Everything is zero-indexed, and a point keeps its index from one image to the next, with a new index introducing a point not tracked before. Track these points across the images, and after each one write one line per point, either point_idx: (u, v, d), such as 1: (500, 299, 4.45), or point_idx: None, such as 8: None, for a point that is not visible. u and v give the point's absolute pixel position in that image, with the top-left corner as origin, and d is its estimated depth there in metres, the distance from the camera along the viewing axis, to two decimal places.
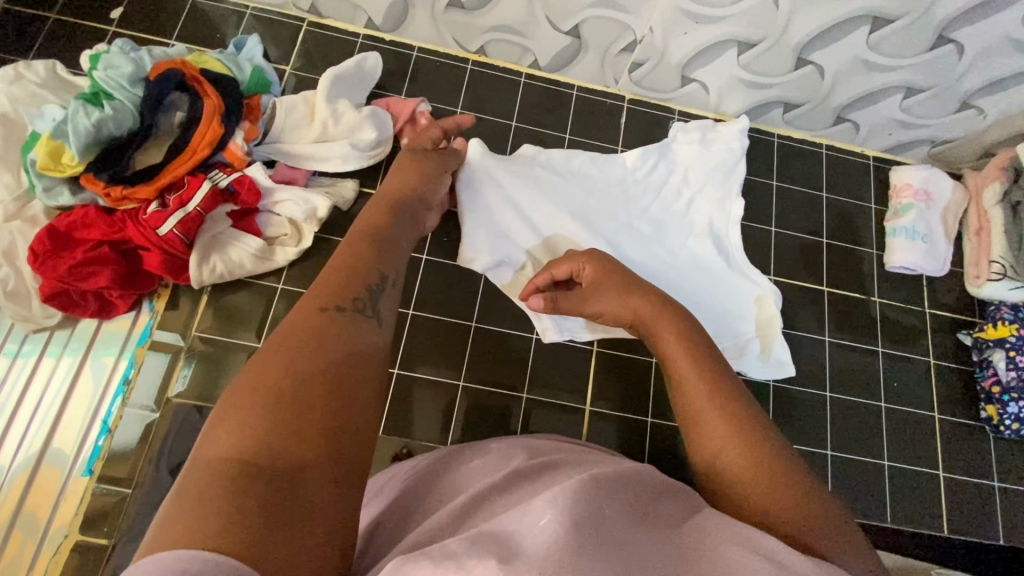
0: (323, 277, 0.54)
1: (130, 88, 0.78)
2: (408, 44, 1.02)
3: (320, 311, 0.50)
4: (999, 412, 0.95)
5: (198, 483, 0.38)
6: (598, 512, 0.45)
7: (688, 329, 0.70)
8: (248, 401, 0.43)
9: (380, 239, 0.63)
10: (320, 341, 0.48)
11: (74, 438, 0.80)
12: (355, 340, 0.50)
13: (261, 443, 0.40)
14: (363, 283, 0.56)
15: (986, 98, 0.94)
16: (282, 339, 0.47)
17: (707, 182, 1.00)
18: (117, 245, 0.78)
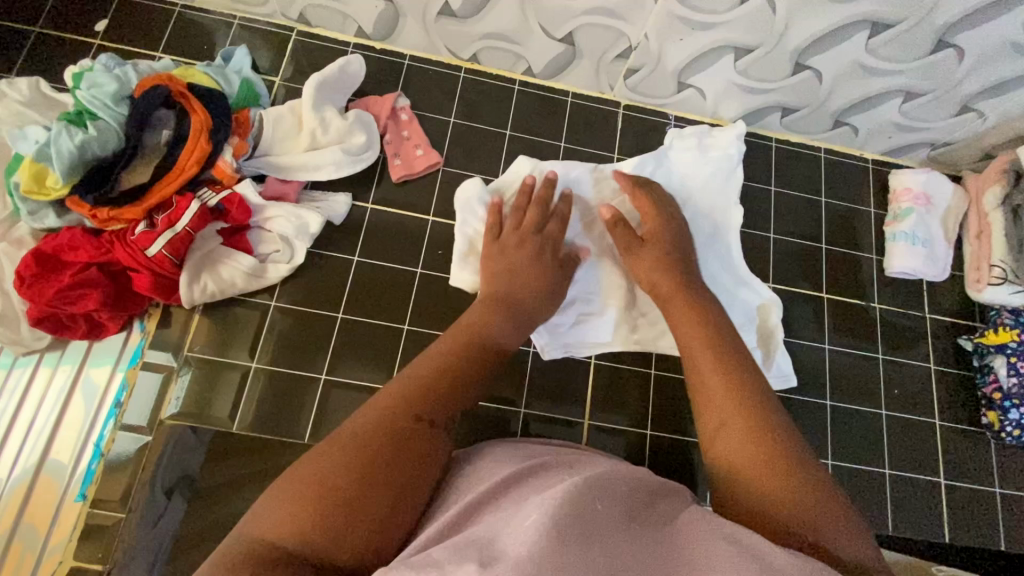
0: (428, 374, 0.64)
1: (115, 107, 0.77)
2: (400, 53, 1.00)
3: (408, 420, 0.59)
4: (1000, 418, 0.94)
5: (237, 560, 0.49)
6: (586, 510, 0.49)
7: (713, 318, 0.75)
8: (308, 496, 0.52)
9: (478, 345, 0.70)
10: (397, 446, 0.57)
11: (67, 463, 0.79)
12: (422, 455, 0.59)
13: (306, 537, 0.51)
14: (458, 396, 0.65)
15: (986, 101, 0.93)
16: (365, 434, 0.57)
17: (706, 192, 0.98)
18: (105, 266, 0.77)
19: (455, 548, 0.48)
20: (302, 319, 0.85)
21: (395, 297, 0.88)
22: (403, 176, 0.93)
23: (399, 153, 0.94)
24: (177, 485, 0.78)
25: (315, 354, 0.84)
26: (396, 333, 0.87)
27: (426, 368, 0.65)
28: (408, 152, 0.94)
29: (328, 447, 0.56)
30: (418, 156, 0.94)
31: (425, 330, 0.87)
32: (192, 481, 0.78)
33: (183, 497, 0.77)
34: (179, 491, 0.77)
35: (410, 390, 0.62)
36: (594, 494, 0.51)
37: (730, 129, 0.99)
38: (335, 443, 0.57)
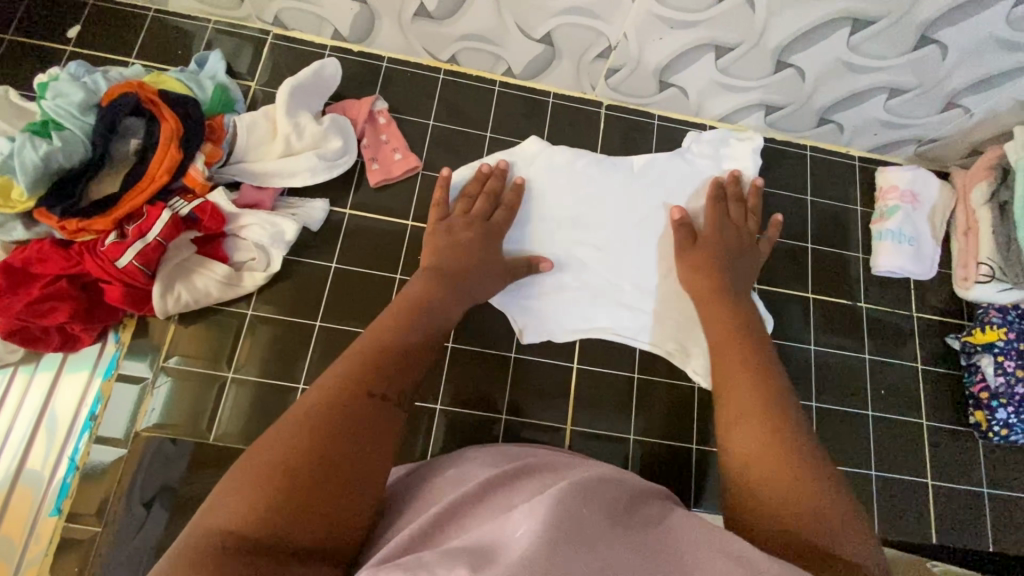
0: (382, 352, 0.64)
1: (81, 117, 0.76)
2: (377, 55, 0.99)
3: (361, 396, 0.58)
4: (987, 418, 0.93)
5: (199, 549, 0.46)
6: (578, 517, 0.46)
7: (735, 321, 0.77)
8: (258, 477, 0.51)
9: (424, 320, 0.72)
10: (351, 422, 0.56)
11: (41, 477, 0.78)
12: (378, 429, 0.58)
13: (257, 518, 0.49)
14: (411, 371, 0.65)
15: (972, 97, 0.92)
16: (316, 411, 0.56)
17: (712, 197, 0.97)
18: (75, 278, 0.76)
19: (447, 552, 0.45)
20: (279, 328, 0.84)
21: (375, 304, 0.87)
22: (381, 181, 0.92)
23: (377, 157, 0.93)
24: (157, 497, 0.77)
25: (294, 364, 0.84)
26: None
27: (375, 344, 0.65)
28: (387, 156, 0.93)
29: (280, 429, 0.55)
30: (397, 160, 0.93)
31: None
32: (172, 492, 0.78)
33: (163, 508, 0.77)
34: (159, 502, 0.77)
35: (361, 368, 0.61)
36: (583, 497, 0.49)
37: (746, 140, 1.00)
38: (286, 424, 0.55)
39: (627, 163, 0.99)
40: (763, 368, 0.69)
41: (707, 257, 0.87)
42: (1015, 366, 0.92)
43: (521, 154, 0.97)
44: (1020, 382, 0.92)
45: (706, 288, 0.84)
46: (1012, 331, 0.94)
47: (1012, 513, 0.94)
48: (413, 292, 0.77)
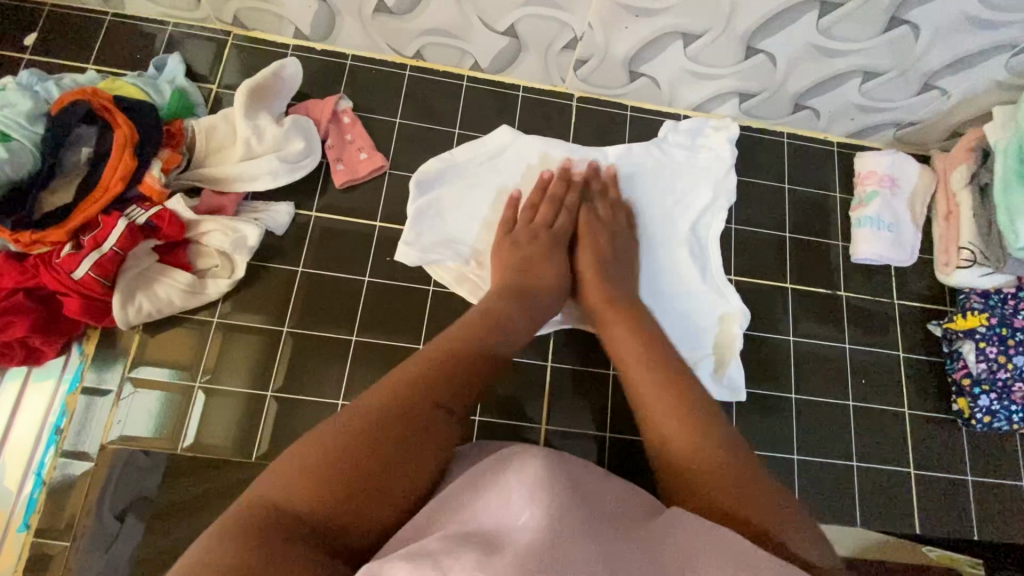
0: (449, 362, 0.63)
1: (29, 126, 0.75)
2: (342, 53, 0.97)
3: (428, 405, 0.58)
4: (970, 405, 0.92)
5: (251, 520, 0.48)
6: (571, 505, 0.50)
7: (642, 327, 0.77)
8: (317, 465, 0.52)
9: (496, 332, 0.71)
10: (415, 431, 0.56)
11: (8, 492, 0.78)
12: (439, 441, 0.58)
13: (313, 506, 0.50)
14: (478, 380, 0.64)
15: (949, 78, 0.89)
16: (383, 410, 0.56)
17: (703, 186, 0.96)
18: (33, 291, 0.76)
19: (453, 540, 0.46)
20: (247, 335, 0.84)
21: (342, 309, 0.87)
22: (346, 182, 0.90)
23: (342, 158, 0.91)
24: (129, 508, 0.77)
25: (266, 371, 0.84)
26: (345, 344, 0.86)
27: (443, 349, 0.65)
28: (352, 156, 0.92)
29: (340, 421, 0.55)
30: (362, 160, 0.91)
31: (373, 338, 0.86)
32: (145, 503, 0.77)
33: (136, 519, 0.76)
34: (132, 514, 0.76)
35: (433, 375, 0.61)
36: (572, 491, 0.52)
37: (721, 131, 0.98)
38: (350, 416, 0.55)
39: (600, 155, 0.96)
40: (676, 369, 0.70)
41: (595, 276, 0.83)
42: (998, 352, 0.90)
43: (491, 144, 0.94)
44: (1003, 368, 0.90)
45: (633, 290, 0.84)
46: (994, 317, 0.92)
47: (996, 500, 0.93)
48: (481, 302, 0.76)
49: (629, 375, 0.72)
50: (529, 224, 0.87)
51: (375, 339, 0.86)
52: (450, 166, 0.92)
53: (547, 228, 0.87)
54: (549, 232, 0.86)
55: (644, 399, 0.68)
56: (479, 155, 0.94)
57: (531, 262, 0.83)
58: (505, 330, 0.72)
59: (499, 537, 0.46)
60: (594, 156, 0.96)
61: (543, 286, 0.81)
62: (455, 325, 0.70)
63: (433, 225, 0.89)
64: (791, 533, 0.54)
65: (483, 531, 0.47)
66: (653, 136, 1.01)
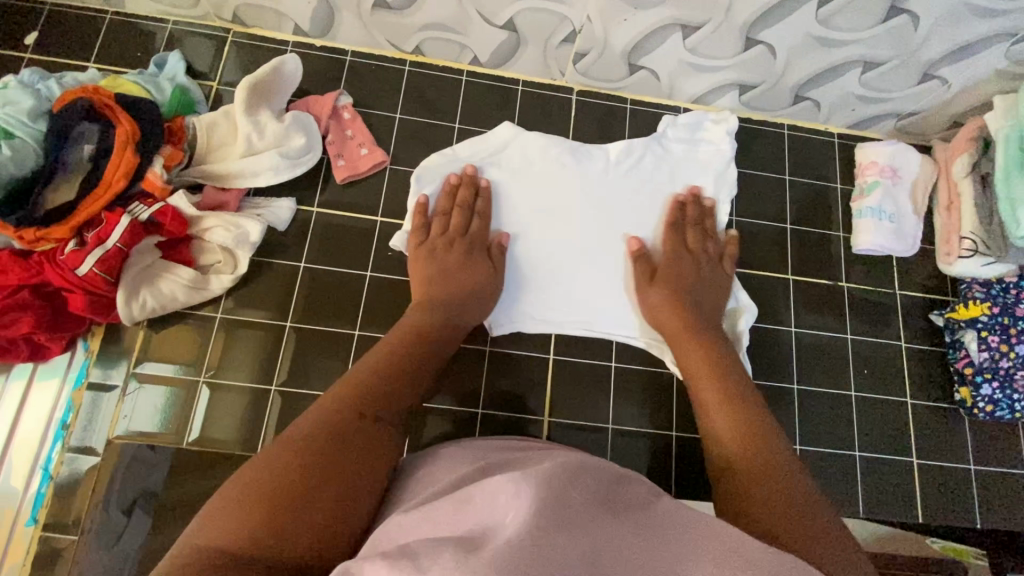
0: (369, 378, 0.67)
1: (32, 124, 0.75)
2: (341, 49, 0.97)
3: (351, 418, 0.61)
4: (972, 394, 0.92)
5: (182, 564, 0.49)
6: (563, 499, 0.46)
7: (715, 353, 0.79)
8: (252, 495, 0.53)
9: (420, 346, 0.75)
10: (345, 444, 0.59)
11: (15, 487, 0.79)
12: (373, 448, 0.61)
13: (253, 533, 0.51)
14: (401, 388, 0.69)
15: (949, 67, 0.89)
16: (311, 430, 0.59)
17: (698, 181, 0.97)
18: (37, 287, 0.76)
19: (436, 539, 0.45)
20: (251, 329, 0.85)
21: (344, 303, 0.87)
22: (348, 178, 0.91)
23: (343, 153, 0.92)
24: (136, 503, 0.78)
25: (269, 365, 0.84)
26: (348, 338, 0.86)
27: (366, 368, 0.69)
28: (353, 152, 0.92)
29: (269, 452, 0.57)
30: (363, 156, 0.92)
31: (376, 332, 0.87)
32: (152, 498, 0.78)
33: (144, 513, 0.77)
34: (139, 508, 0.77)
35: (354, 393, 0.64)
36: (569, 481, 0.49)
37: (722, 122, 0.98)
38: (276, 445, 0.58)
39: (600, 150, 0.96)
40: (742, 392, 0.73)
41: (664, 301, 0.86)
42: (999, 341, 0.91)
43: (493, 140, 0.94)
44: (1005, 357, 0.90)
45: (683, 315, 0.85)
46: (996, 305, 0.92)
47: (999, 489, 0.93)
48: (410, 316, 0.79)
49: (698, 392, 0.76)
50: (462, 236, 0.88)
51: (378, 334, 0.87)
52: (452, 162, 0.93)
53: (476, 243, 0.88)
54: (467, 244, 0.87)
55: (710, 412, 0.73)
56: (481, 152, 0.94)
57: (452, 272, 0.85)
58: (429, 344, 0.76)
59: (484, 535, 0.44)
60: (594, 152, 0.96)
61: (480, 286, 0.85)
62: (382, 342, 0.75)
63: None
64: (822, 551, 0.54)
65: (469, 530, 0.45)
66: (653, 130, 1.01)
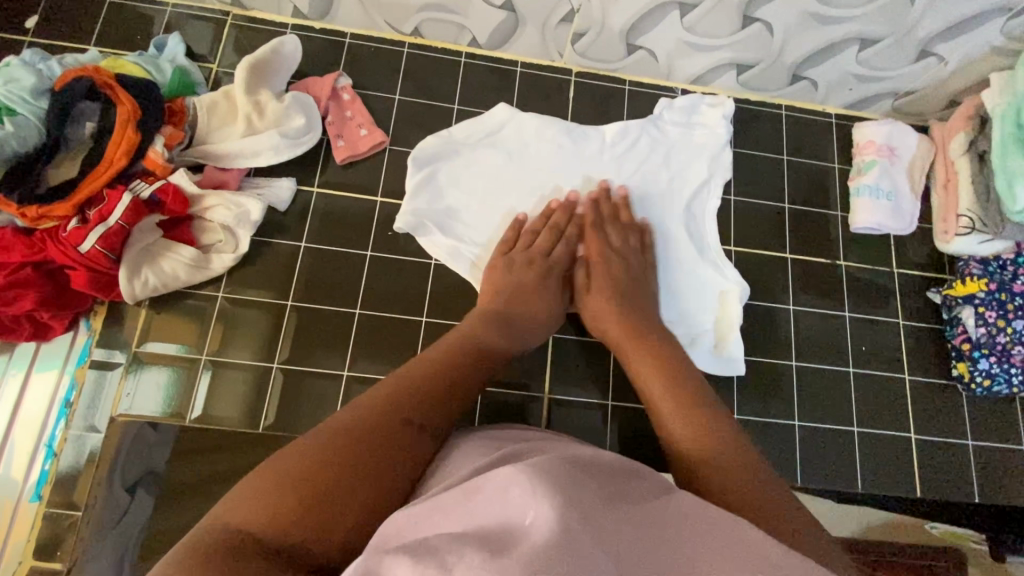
0: (419, 382, 0.64)
1: (33, 101, 0.76)
2: (341, 31, 0.97)
3: (400, 422, 0.59)
4: (970, 368, 0.92)
5: (212, 541, 0.48)
6: (571, 488, 0.46)
7: (664, 353, 0.76)
8: (285, 478, 0.52)
9: (472, 355, 0.71)
10: (388, 447, 0.57)
11: (20, 464, 0.79)
12: (414, 454, 0.59)
13: (281, 517, 0.50)
14: (452, 396, 0.66)
15: (945, 44, 0.90)
16: (355, 428, 0.57)
17: (694, 162, 0.97)
18: (40, 265, 0.77)
19: (454, 536, 0.44)
20: (251, 308, 0.85)
21: (345, 282, 0.88)
22: (347, 158, 0.91)
23: (342, 134, 0.92)
24: (140, 481, 0.78)
25: (271, 344, 0.85)
26: (349, 317, 0.87)
27: (416, 371, 0.66)
28: (352, 133, 0.92)
29: (312, 438, 0.56)
30: (362, 136, 0.92)
31: (376, 312, 0.87)
32: (155, 476, 0.79)
33: (147, 492, 0.78)
34: (143, 487, 0.78)
35: (405, 397, 0.62)
36: (577, 472, 0.49)
37: (717, 106, 0.99)
38: (326, 433, 0.56)
39: (597, 132, 0.97)
40: (691, 384, 0.70)
41: (609, 303, 0.82)
42: (996, 316, 0.91)
43: (489, 122, 0.95)
44: (1003, 333, 0.90)
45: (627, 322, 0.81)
46: (993, 282, 0.92)
47: (996, 463, 0.94)
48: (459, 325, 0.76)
49: (649, 397, 0.72)
50: (526, 250, 0.86)
51: (379, 312, 0.87)
52: (447, 143, 0.93)
53: (546, 260, 0.86)
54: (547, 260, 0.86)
55: (667, 421, 0.68)
56: (476, 133, 0.94)
57: (526, 291, 0.83)
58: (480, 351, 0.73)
59: (506, 534, 0.43)
60: (591, 134, 0.97)
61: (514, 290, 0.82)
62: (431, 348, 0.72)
63: (430, 200, 0.90)
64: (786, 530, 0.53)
65: (486, 527, 0.44)
66: (650, 112, 1.02)
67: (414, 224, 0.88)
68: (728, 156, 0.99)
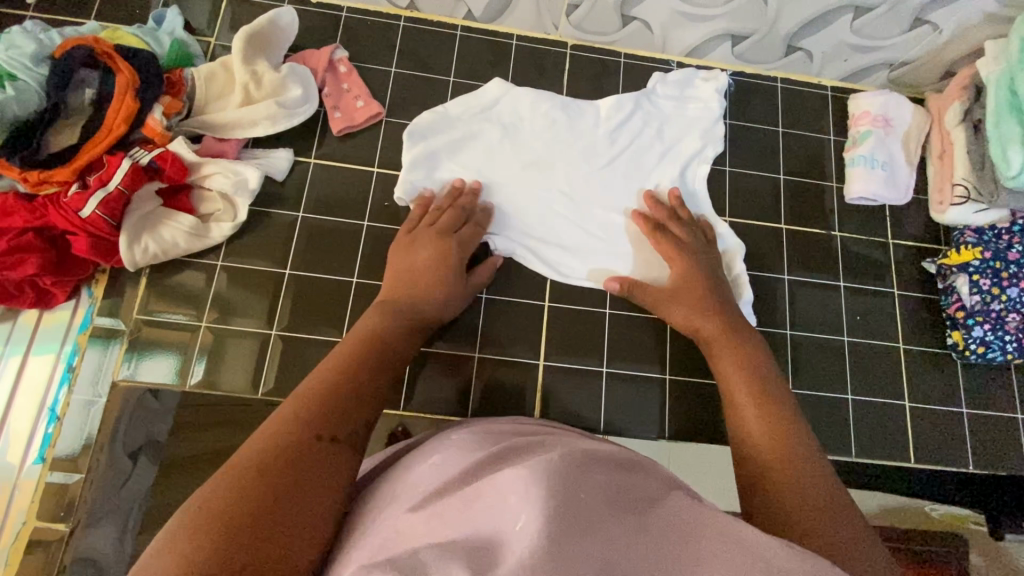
0: (324, 395, 0.60)
1: (33, 67, 0.77)
2: (338, 5, 0.98)
3: (310, 436, 0.55)
4: (964, 337, 0.93)
5: None
6: (571, 501, 0.45)
7: (750, 358, 0.76)
8: (199, 528, 0.45)
9: (377, 355, 0.68)
10: (305, 469, 0.52)
11: (24, 429, 0.81)
12: (335, 469, 0.54)
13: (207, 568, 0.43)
14: (365, 403, 0.62)
15: (940, 11, 0.90)
16: (259, 459, 0.51)
17: (685, 136, 0.98)
18: (42, 231, 0.78)
19: (445, 548, 0.44)
20: (250, 276, 0.86)
21: (342, 252, 0.89)
22: (344, 129, 0.92)
23: (339, 106, 0.93)
24: (142, 448, 0.80)
25: (274, 314, 0.86)
26: (347, 287, 0.88)
27: (319, 383, 0.61)
28: (349, 104, 0.93)
29: (217, 481, 0.49)
30: (359, 108, 0.93)
31: (374, 282, 0.88)
32: (158, 444, 0.80)
33: (149, 458, 0.79)
34: (145, 454, 0.79)
35: (309, 411, 0.57)
36: (579, 471, 0.49)
37: (711, 80, 0.99)
38: (224, 474, 0.50)
39: (593, 106, 0.97)
40: (777, 400, 0.68)
41: (694, 304, 0.84)
42: (991, 284, 0.91)
43: (486, 96, 0.95)
44: (997, 300, 0.91)
45: (712, 330, 0.81)
46: (988, 250, 0.92)
47: (991, 431, 0.94)
48: (364, 327, 0.73)
49: (733, 402, 0.70)
50: (440, 230, 0.86)
51: (377, 281, 0.88)
52: (444, 118, 0.94)
53: (451, 236, 0.86)
54: (437, 235, 0.85)
55: (746, 425, 0.66)
56: (474, 107, 0.95)
57: (418, 271, 0.83)
58: (386, 352, 0.70)
59: (496, 549, 0.43)
60: (587, 108, 0.97)
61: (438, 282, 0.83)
62: (330, 359, 0.67)
63: (428, 173, 0.92)
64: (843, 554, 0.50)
65: (479, 536, 0.45)
66: (645, 86, 1.02)
67: (414, 192, 0.90)
68: (722, 129, 0.99)
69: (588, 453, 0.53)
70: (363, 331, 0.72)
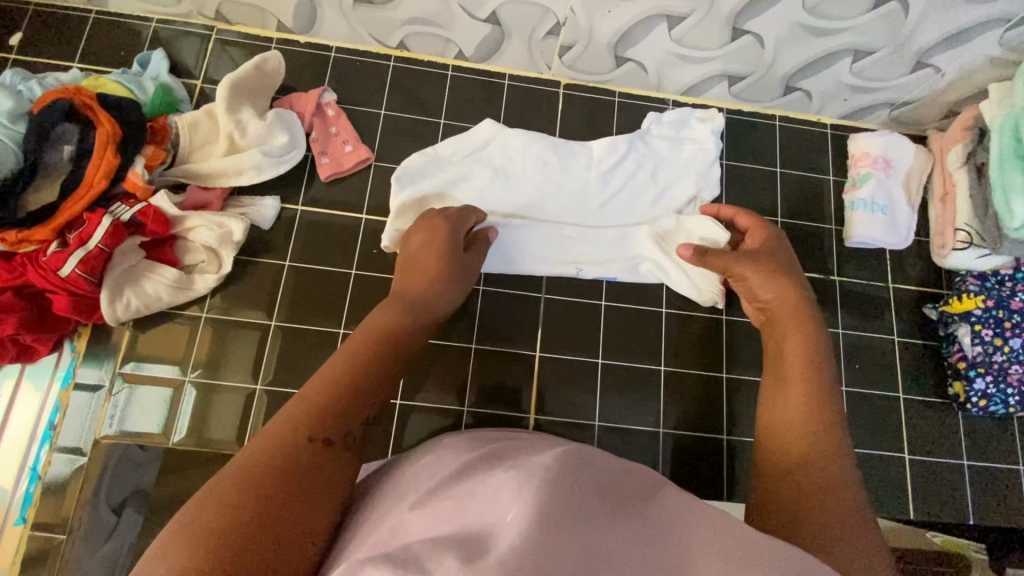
0: (323, 392, 0.55)
1: (10, 125, 0.76)
2: (326, 45, 0.96)
3: (306, 441, 0.51)
4: (966, 389, 0.90)
5: None
6: (563, 496, 0.44)
7: (813, 337, 0.71)
8: (196, 541, 0.43)
9: (387, 345, 0.63)
10: (302, 476, 0.50)
11: (5, 489, 0.80)
12: (332, 475, 0.52)
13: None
14: (369, 397, 0.58)
15: (943, 55, 0.87)
16: (253, 471, 0.48)
17: (680, 175, 0.96)
18: (21, 289, 0.78)
19: (437, 543, 0.42)
20: (236, 325, 0.85)
21: (329, 300, 0.87)
22: (332, 175, 0.91)
23: (326, 151, 0.91)
24: (126, 502, 0.78)
25: (259, 363, 0.84)
26: (333, 337, 0.86)
27: (325, 377, 0.57)
28: (337, 149, 0.92)
29: (213, 489, 0.47)
30: (347, 152, 0.92)
31: None
32: (142, 497, 0.79)
33: (134, 513, 0.78)
34: (129, 508, 0.78)
35: (307, 411, 0.53)
36: (574, 470, 0.48)
37: (707, 122, 0.97)
38: (221, 480, 0.47)
39: (585, 148, 0.95)
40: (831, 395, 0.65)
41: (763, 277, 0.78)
42: (993, 335, 0.89)
43: (475, 138, 0.93)
44: (999, 351, 0.89)
45: (784, 310, 0.75)
46: (990, 298, 0.90)
47: (993, 483, 0.92)
48: (376, 319, 0.67)
49: (783, 381, 0.68)
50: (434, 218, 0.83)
51: None
52: (432, 161, 0.92)
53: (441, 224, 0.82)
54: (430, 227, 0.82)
55: (787, 412, 0.65)
56: (463, 150, 0.93)
57: (421, 262, 0.79)
58: (400, 347, 0.64)
59: (486, 538, 0.41)
60: (580, 148, 0.95)
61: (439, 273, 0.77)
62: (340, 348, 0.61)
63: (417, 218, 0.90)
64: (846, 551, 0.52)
65: (472, 531, 0.43)
66: (639, 126, 1.00)
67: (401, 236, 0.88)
68: (718, 171, 0.97)
69: (580, 452, 0.52)
70: (373, 324, 0.66)
